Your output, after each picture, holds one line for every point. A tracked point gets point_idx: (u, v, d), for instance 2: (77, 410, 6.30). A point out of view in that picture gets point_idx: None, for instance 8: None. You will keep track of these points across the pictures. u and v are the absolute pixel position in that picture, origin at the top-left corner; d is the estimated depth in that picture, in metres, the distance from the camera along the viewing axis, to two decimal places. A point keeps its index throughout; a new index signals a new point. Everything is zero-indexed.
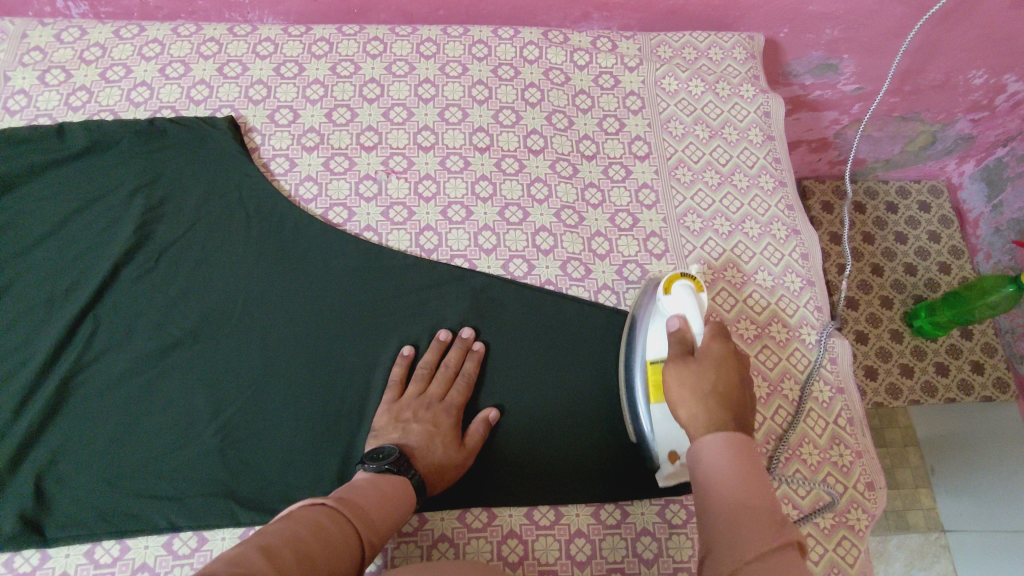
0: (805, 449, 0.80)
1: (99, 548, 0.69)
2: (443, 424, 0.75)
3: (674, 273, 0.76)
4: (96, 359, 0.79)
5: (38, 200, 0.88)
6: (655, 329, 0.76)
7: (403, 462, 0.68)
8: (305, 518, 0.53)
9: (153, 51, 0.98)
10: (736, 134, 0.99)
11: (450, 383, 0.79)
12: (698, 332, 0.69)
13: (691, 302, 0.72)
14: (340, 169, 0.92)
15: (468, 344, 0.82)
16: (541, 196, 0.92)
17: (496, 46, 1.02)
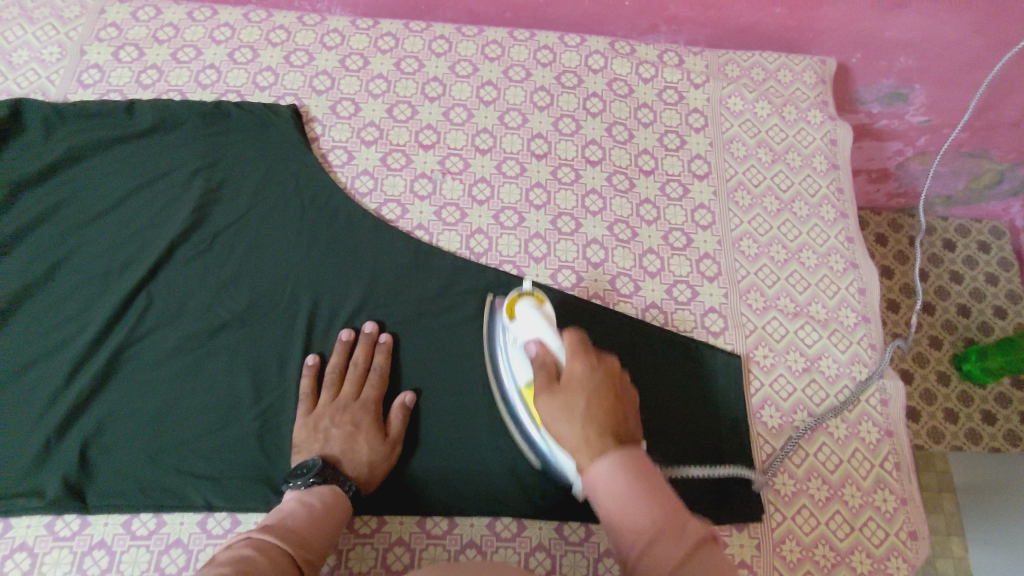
0: (847, 490, 0.76)
1: (60, 522, 0.69)
2: (362, 423, 0.73)
3: (512, 296, 0.72)
4: (146, 337, 0.78)
5: (109, 168, 0.85)
6: (516, 354, 0.72)
7: (327, 472, 0.68)
8: (227, 558, 0.50)
9: (222, 36, 0.95)
10: (794, 114, 0.97)
11: (361, 382, 0.77)
12: (557, 349, 0.64)
13: (537, 318, 0.68)
14: (457, 168, 0.90)
15: (372, 338, 0.79)
16: (594, 208, 0.89)
17: (561, 53, 0.98)
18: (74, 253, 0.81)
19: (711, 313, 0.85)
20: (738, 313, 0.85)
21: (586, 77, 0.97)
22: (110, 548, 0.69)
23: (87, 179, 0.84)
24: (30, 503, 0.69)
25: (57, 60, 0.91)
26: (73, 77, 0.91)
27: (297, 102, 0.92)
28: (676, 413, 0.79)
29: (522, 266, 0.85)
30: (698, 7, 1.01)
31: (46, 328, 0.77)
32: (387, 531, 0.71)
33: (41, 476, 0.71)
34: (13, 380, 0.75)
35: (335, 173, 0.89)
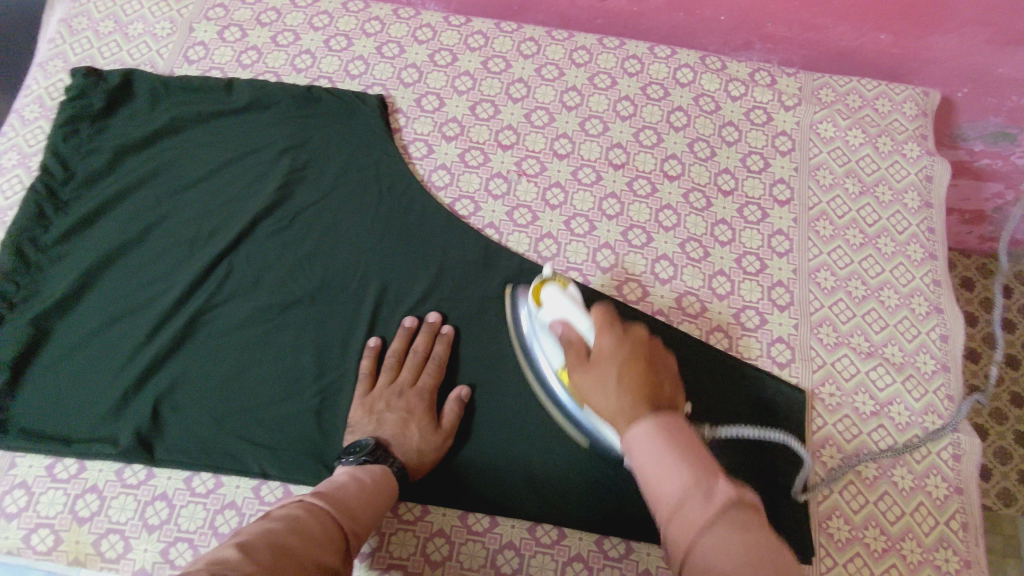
0: (906, 544, 0.73)
1: (128, 470, 0.74)
2: (417, 411, 0.75)
3: (540, 282, 0.75)
4: (223, 306, 0.81)
5: (203, 141, 0.89)
6: (546, 338, 0.74)
7: (379, 452, 0.69)
8: (280, 514, 0.53)
9: (320, 23, 0.98)
10: (889, 145, 0.93)
11: (419, 370, 0.78)
12: (585, 330, 0.65)
13: (565, 300, 0.70)
14: (533, 170, 0.90)
15: (433, 329, 0.81)
16: (668, 224, 0.88)
17: (649, 64, 0.97)
18: (166, 218, 0.85)
19: (778, 343, 0.82)
20: (807, 346, 0.82)
21: (672, 91, 0.95)
22: (169, 501, 0.73)
23: (184, 150, 0.89)
24: (104, 449, 0.74)
25: (167, 35, 0.96)
26: (179, 52, 0.95)
27: (384, 93, 0.94)
28: (732, 440, 0.77)
29: (587, 274, 0.85)
30: (798, 27, 0.98)
31: (134, 286, 0.82)
32: (427, 520, 0.73)
33: (117, 425, 0.75)
34: (101, 332, 0.79)
35: (414, 165, 0.90)
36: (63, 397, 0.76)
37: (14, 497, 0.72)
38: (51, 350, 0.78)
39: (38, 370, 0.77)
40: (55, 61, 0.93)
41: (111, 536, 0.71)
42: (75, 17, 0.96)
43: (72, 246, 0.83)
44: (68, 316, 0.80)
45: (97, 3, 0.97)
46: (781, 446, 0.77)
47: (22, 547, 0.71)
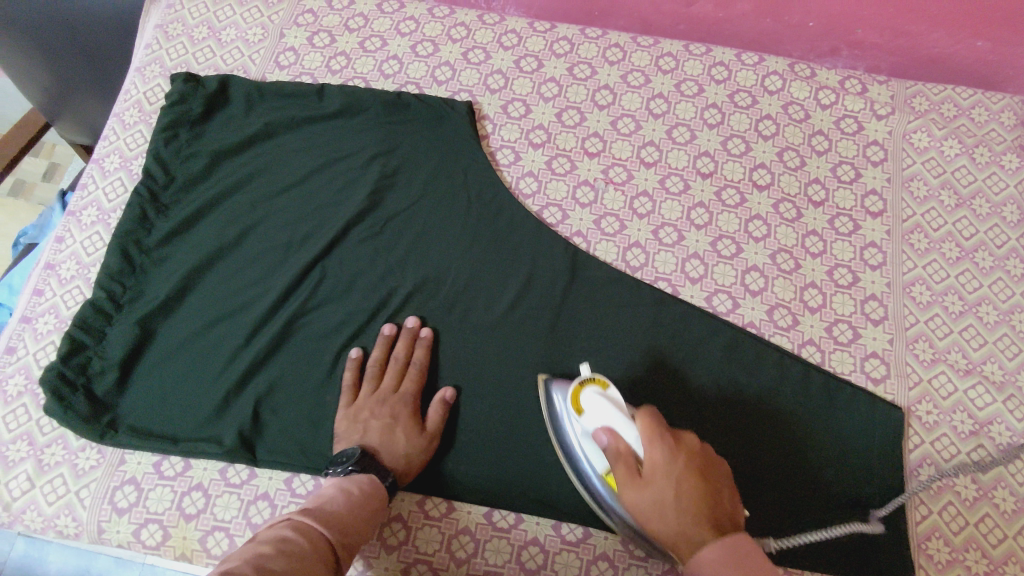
0: (1008, 568, 0.71)
1: (231, 469, 0.76)
2: (401, 418, 0.76)
3: (574, 387, 0.69)
4: (318, 310, 0.83)
5: (295, 147, 0.91)
6: (586, 443, 0.69)
7: (366, 460, 0.70)
8: (268, 536, 0.53)
9: (407, 29, 0.99)
10: (987, 156, 0.91)
11: (400, 375, 0.79)
12: (633, 441, 0.62)
13: (607, 405, 0.65)
14: (620, 179, 0.90)
15: (412, 333, 0.81)
16: (758, 234, 0.87)
17: (737, 71, 0.96)
18: (262, 222, 0.87)
19: (872, 359, 0.81)
20: (903, 362, 0.81)
21: (760, 98, 0.94)
22: (271, 501, 0.75)
23: (278, 154, 0.90)
24: (209, 449, 0.76)
25: (259, 40, 0.98)
26: (270, 58, 0.97)
27: (471, 99, 0.95)
28: (827, 459, 0.76)
29: (676, 285, 0.85)
30: (889, 34, 0.96)
31: (232, 289, 0.84)
32: (522, 528, 0.74)
33: (220, 425, 0.77)
34: (202, 333, 0.81)
35: (502, 173, 0.91)
36: (168, 396, 0.78)
37: (124, 492, 0.75)
38: (156, 350, 0.81)
39: (144, 370, 0.80)
40: (152, 66, 0.96)
41: (217, 533, 0.73)
42: (171, 22, 0.99)
43: (173, 248, 0.86)
44: (172, 317, 0.82)
45: (192, 9, 1.00)
46: (875, 464, 0.76)
47: (132, 541, 0.73)
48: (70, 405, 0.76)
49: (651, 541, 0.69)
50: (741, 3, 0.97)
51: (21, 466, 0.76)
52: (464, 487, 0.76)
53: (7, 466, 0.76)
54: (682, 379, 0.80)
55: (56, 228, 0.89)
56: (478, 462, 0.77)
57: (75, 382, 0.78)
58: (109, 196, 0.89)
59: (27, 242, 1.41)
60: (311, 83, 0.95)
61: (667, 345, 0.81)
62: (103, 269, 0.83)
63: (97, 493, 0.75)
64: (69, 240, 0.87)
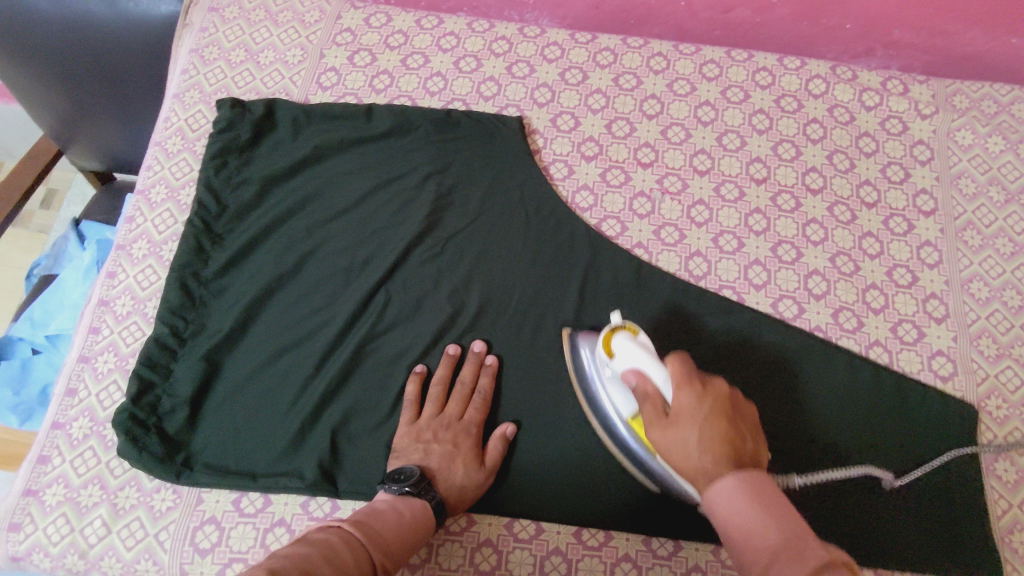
0: None
1: (313, 502, 0.75)
2: (463, 447, 0.74)
3: (608, 331, 0.73)
4: (388, 333, 0.82)
5: (348, 169, 0.89)
6: (614, 387, 0.74)
7: (422, 483, 0.68)
8: (310, 542, 0.53)
9: (448, 44, 0.98)
10: None
11: (465, 402, 0.77)
12: (661, 382, 0.64)
13: (637, 349, 0.68)
14: (675, 189, 0.90)
15: (479, 359, 0.80)
16: (816, 238, 0.88)
17: (780, 75, 0.97)
18: (320, 247, 0.86)
19: (939, 357, 0.82)
20: (969, 359, 0.82)
21: (806, 102, 0.95)
22: None
23: (330, 177, 0.89)
24: (291, 483, 0.74)
25: (299, 62, 0.96)
26: (312, 79, 0.95)
27: (520, 114, 0.94)
28: (909, 460, 0.77)
29: (741, 292, 0.85)
30: (926, 33, 0.96)
31: (297, 318, 0.82)
32: (612, 545, 0.74)
33: (298, 458, 0.76)
34: (271, 363, 0.80)
35: (557, 187, 0.91)
36: (242, 430, 0.77)
37: (205, 532, 0.73)
38: (224, 384, 0.79)
39: (213, 405, 0.78)
40: (192, 92, 0.94)
41: None
42: (206, 46, 0.97)
43: (232, 278, 0.84)
44: (237, 348, 0.81)
45: (227, 32, 0.98)
46: (955, 462, 0.77)
47: None
48: (145, 446, 0.75)
49: (674, 482, 0.72)
50: (780, 8, 0.97)
51: (95, 512, 0.74)
52: (545, 506, 0.75)
53: (80, 512, 0.74)
54: (756, 385, 0.80)
55: (106, 264, 0.87)
56: (561, 478, 0.76)
57: (147, 422, 0.76)
58: (159, 227, 0.87)
59: (40, 273, 1.35)
60: (357, 103, 0.94)
61: (737, 351, 0.81)
62: (163, 304, 0.81)
63: (176, 535, 0.73)
64: (121, 274, 0.85)
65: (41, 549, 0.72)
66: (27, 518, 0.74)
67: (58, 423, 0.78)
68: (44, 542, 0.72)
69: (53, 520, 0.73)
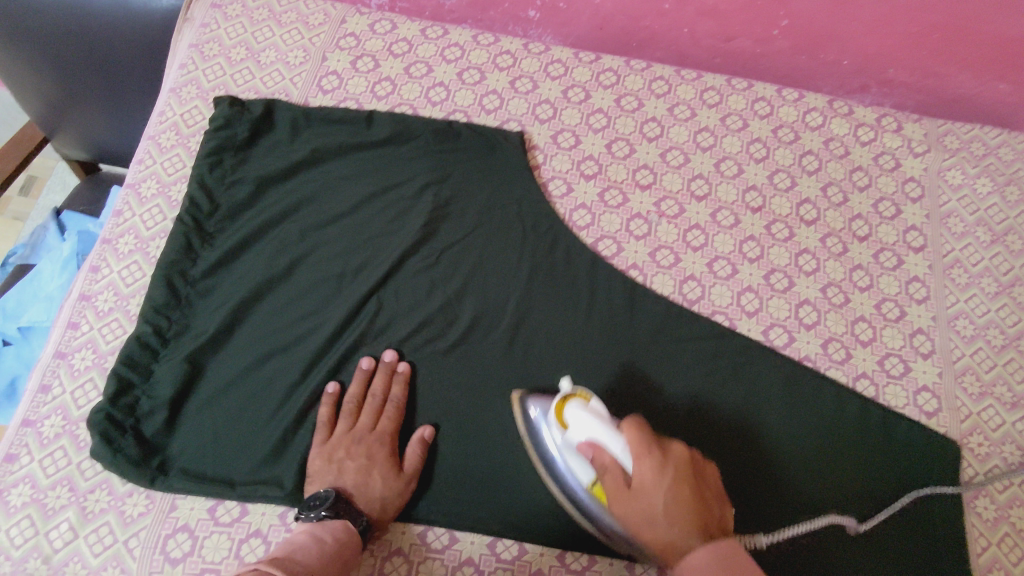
0: None
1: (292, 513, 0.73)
2: (377, 458, 0.73)
3: (558, 404, 0.71)
4: (378, 343, 0.80)
5: (345, 173, 0.88)
6: (570, 459, 0.70)
7: (338, 504, 0.67)
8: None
9: (452, 55, 0.98)
10: (1018, 194, 0.95)
11: (377, 413, 0.76)
12: (619, 451, 0.63)
13: (591, 417, 0.68)
14: (671, 212, 0.91)
15: (389, 368, 0.78)
16: (808, 268, 0.89)
17: (778, 106, 0.98)
18: (313, 251, 0.84)
19: (924, 392, 0.83)
20: (953, 396, 0.83)
21: (803, 134, 0.97)
22: None
23: (327, 182, 0.88)
24: (271, 492, 0.72)
25: (301, 63, 0.96)
26: (313, 82, 0.94)
27: (521, 129, 0.94)
28: (892, 494, 0.77)
29: (733, 318, 0.85)
30: (919, 74, 0.98)
31: (284, 323, 0.80)
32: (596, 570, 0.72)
33: (279, 467, 0.74)
34: (256, 368, 0.78)
35: (555, 203, 0.90)
36: (223, 435, 0.75)
37: (177, 541, 0.70)
38: (206, 387, 0.77)
39: (193, 408, 0.76)
40: (188, 87, 0.93)
41: None
42: (206, 42, 0.96)
43: (220, 279, 0.82)
44: (221, 351, 0.79)
45: (228, 29, 0.97)
46: (938, 498, 0.77)
47: None
48: (121, 449, 0.72)
49: (646, 547, 0.67)
50: (780, 40, 0.97)
51: (62, 515, 0.71)
52: (532, 526, 0.73)
53: (46, 515, 0.71)
54: (745, 411, 0.80)
55: (89, 257, 0.85)
56: (546, 498, 0.74)
57: (123, 423, 0.74)
58: (147, 222, 0.85)
59: (16, 262, 1.31)
60: (357, 108, 0.93)
61: (730, 377, 0.81)
62: (147, 302, 0.79)
63: (147, 542, 0.70)
64: (105, 269, 0.83)
65: (2, 552, 0.69)
66: None
67: (29, 420, 0.75)
68: (6, 544, 0.69)
69: (16, 521, 0.70)
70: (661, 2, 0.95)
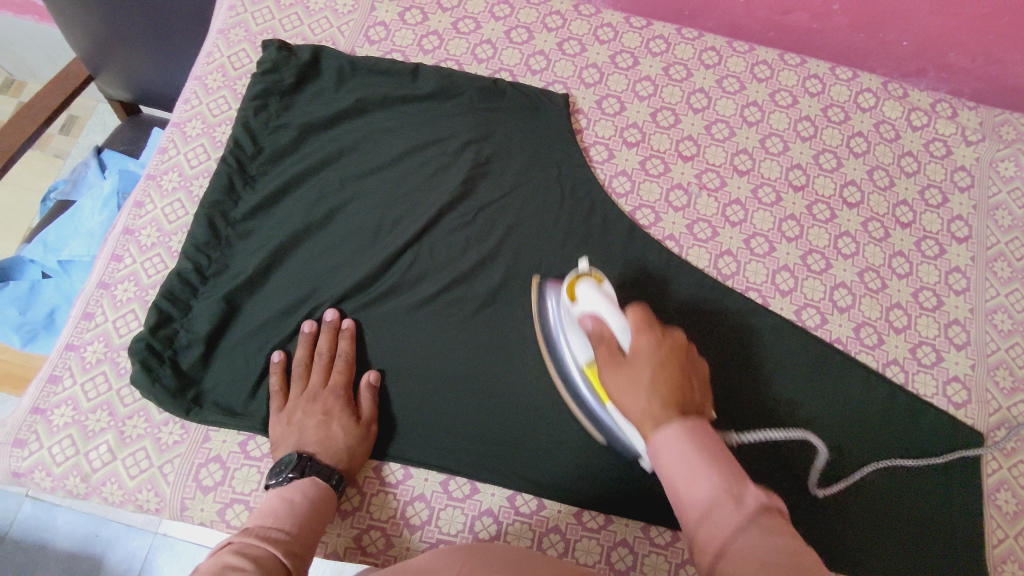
0: None
1: None
2: (334, 413, 0.72)
3: (574, 278, 0.74)
4: (411, 295, 0.81)
5: (387, 125, 0.88)
6: (574, 334, 0.75)
7: (304, 463, 0.67)
8: (211, 566, 0.49)
9: (502, 13, 0.97)
10: None
11: (327, 370, 0.76)
12: (618, 328, 0.64)
13: (598, 296, 0.69)
14: (712, 185, 0.90)
15: (333, 327, 0.78)
16: (847, 251, 0.87)
17: (830, 85, 0.96)
18: (352, 201, 0.85)
19: (955, 384, 0.82)
20: (983, 389, 0.82)
21: (853, 115, 0.94)
22: None
23: (369, 132, 0.88)
24: None
25: (349, 12, 0.95)
26: (360, 31, 0.94)
27: (567, 92, 0.93)
28: (910, 480, 0.77)
29: (766, 296, 0.85)
30: (981, 60, 0.95)
31: (320, 269, 0.81)
32: (611, 529, 0.74)
33: None
34: (291, 312, 0.79)
35: (595, 169, 0.90)
36: (256, 374, 0.76)
37: (209, 470, 0.73)
38: (241, 327, 0.78)
39: (229, 344, 0.78)
40: (237, 30, 0.93)
41: None
42: None
43: (260, 222, 0.83)
44: (258, 293, 0.80)
45: None
46: (957, 488, 0.77)
47: (216, 520, 0.71)
48: (158, 378, 0.74)
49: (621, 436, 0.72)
50: (838, 16, 0.94)
51: (101, 437, 0.73)
52: (550, 483, 0.75)
53: (86, 436, 0.73)
54: (773, 388, 0.80)
55: (134, 192, 0.86)
56: (568, 458, 0.76)
57: (162, 354, 0.76)
58: (191, 161, 0.87)
59: (57, 198, 1.34)
60: (403, 61, 0.92)
61: (758, 354, 0.81)
62: (189, 239, 0.80)
63: (180, 469, 0.73)
64: (149, 205, 0.84)
65: (44, 468, 0.72)
66: (32, 435, 0.73)
67: (73, 344, 0.78)
68: (48, 461, 0.72)
69: (58, 440, 0.73)
70: None
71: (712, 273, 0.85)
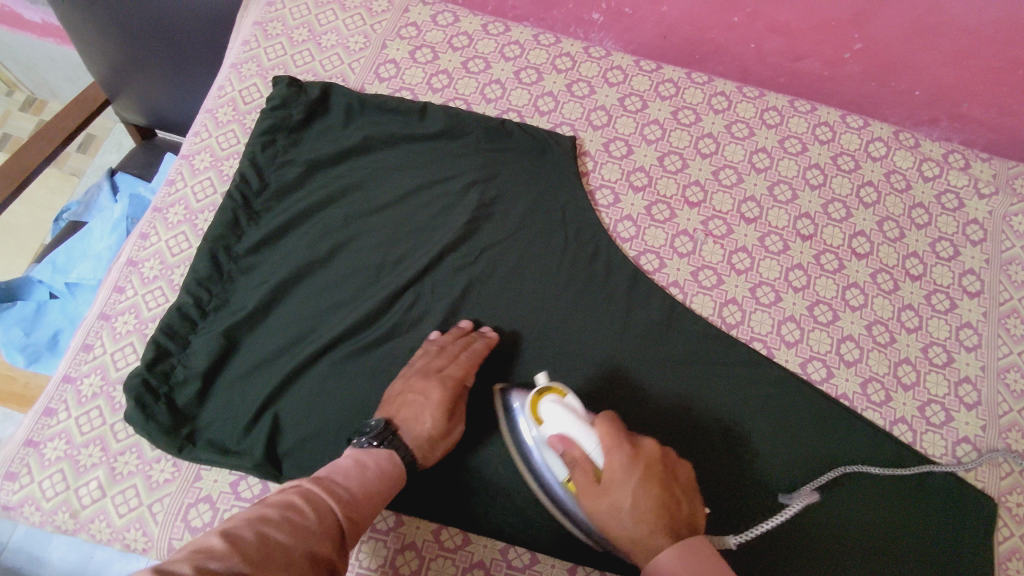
0: None
1: None
2: (438, 398, 0.71)
3: (535, 396, 0.69)
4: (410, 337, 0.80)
5: (393, 163, 0.89)
6: (547, 454, 0.68)
7: (389, 436, 0.66)
8: (274, 502, 0.51)
9: (512, 53, 0.97)
10: None
11: (452, 358, 0.75)
12: (591, 450, 0.62)
13: (565, 413, 0.65)
14: (718, 232, 0.89)
15: (479, 329, 0.78)
16: (854, 303, 0.86)
17: (841, 133, 0.95)
18: (355, 238, 0.85)
19: (964, 445, 0.80)
20: (994, 451, 0.80)
21: (863, 164, 0.94)
22: None
23: (375, 169, 0.88)
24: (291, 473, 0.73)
25: (360, 49, 0.96)
26: (370, 69, 0.95)
27: (574, 134, 0.93)
28: (915, 542, 0.75)
29: (772, 347, 0.83)
30: (996, 111, 0.93)
31: (320, 306, 0.81)
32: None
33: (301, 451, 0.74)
34: (288, 350, 0.79)
35: (600, 213, 0.89)
36: (248, 413, 0.75)
37: (198, 510, 0.72)
38: (239, 364, 0.78)
39: (226, 381, 0.77)
40: (249, 64, 0.94)
41: None
42: (270, 21, 0.97)
43: (262, 257, 0.83)
44: (257, 329, 0.80)
45: (293, 9, 0.98)
46: (966, 554, 0.74)
47: None
48: (153, 415, 0.74)
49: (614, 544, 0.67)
50: (850, 64, 0.94)
51: (91, 473, 0.73)
52: (544, 534, 0.73)
53: (77, 471, 0.73)
54: (776, 444, 0.78)
55: (139, 224, 0.87)
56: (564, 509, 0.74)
57: (158, 390, 0.75)
58: (198, 194, 0.87)
59: (68, 219, 1.35)
60: (411, 99, 0.93)
61: (761, 407, 0.79)
62: (191, 273, 0.80)
63: (169, 509, 0.72)
64: (154, 237, 0.85)
65: (34, 502, 0.71)
66: (24, 468, 0.73)
67: (69, 377, 0.77)
68: (38, 495, 0.72)
69: (49, 474, 0.73)
70: (730, 16, 0.92)
71: (716, 322, 0.84)
